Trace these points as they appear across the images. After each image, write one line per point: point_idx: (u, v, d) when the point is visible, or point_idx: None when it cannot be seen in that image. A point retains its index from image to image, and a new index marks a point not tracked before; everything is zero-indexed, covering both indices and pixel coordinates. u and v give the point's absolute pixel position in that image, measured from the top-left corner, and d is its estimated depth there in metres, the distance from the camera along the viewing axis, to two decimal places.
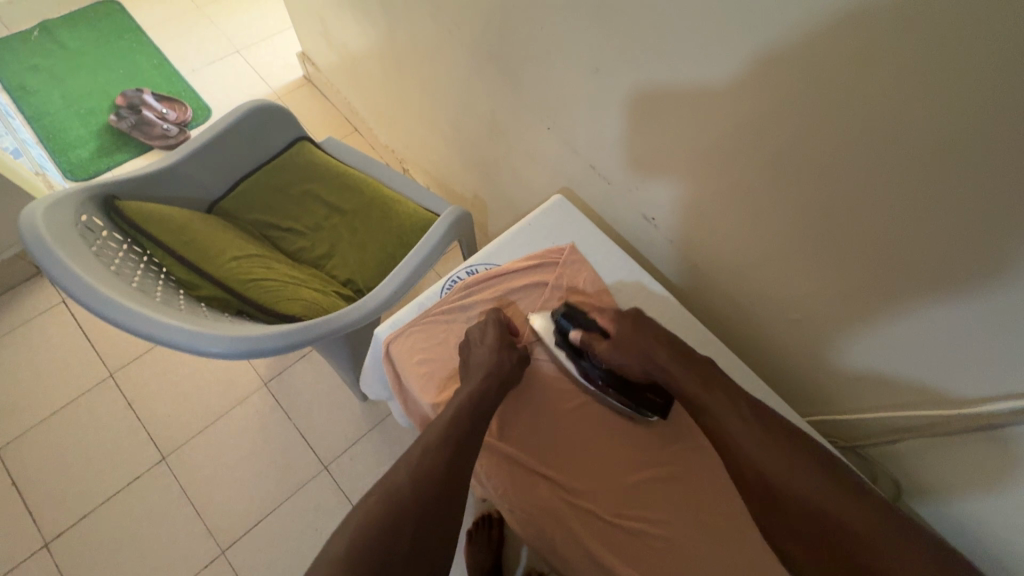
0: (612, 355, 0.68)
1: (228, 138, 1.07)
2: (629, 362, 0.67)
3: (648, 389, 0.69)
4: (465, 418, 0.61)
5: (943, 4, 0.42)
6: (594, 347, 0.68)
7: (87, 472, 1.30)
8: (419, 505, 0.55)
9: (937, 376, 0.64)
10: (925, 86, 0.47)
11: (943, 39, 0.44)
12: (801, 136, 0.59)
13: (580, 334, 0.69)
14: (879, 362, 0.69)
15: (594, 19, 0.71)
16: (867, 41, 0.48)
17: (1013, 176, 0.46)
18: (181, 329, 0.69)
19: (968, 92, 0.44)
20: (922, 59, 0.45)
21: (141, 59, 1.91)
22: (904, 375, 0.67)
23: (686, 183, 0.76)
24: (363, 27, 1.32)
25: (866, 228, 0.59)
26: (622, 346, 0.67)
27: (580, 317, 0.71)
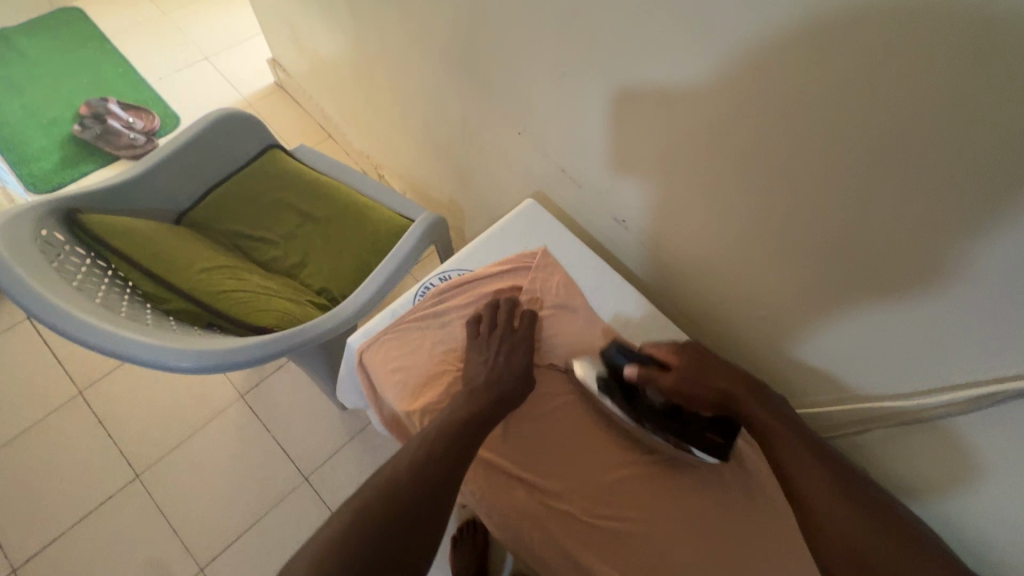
0: (679, 386, 0.65)
1: (194, 147, 1.06)
2: (696, 392, 0.64)
3: (709, 427, 0.67)
4: (454, 425, 0.61)
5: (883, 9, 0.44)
6: (656, 381, 0.66)
7: (57, 493, 1.27)
8: (412, 500, 0.53)
9: (901, 374, 0.66)
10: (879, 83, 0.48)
11: (894, 36, 0.45)
12: (763, 134, 0.60)
13: (636, 371, 0.67)
14: (838, 358, 0.72)
15: (560, 24, 0.72)
16: (823, 40, 0.49)
17: (954, 170, 0.48)
18: (147, 344, 0.68)
19: (917, 88, 0.46)
20: (869, 60, 0.48)
21: (105, 67, 1.86)
22: (868, 371, 0.69)
23: (654, 185, 0.78)
24: (333, 33, 1.31)
25: (828, 225, 0.61)
26: (688, 376, 0.65)
27: (634, 352, 0.70)
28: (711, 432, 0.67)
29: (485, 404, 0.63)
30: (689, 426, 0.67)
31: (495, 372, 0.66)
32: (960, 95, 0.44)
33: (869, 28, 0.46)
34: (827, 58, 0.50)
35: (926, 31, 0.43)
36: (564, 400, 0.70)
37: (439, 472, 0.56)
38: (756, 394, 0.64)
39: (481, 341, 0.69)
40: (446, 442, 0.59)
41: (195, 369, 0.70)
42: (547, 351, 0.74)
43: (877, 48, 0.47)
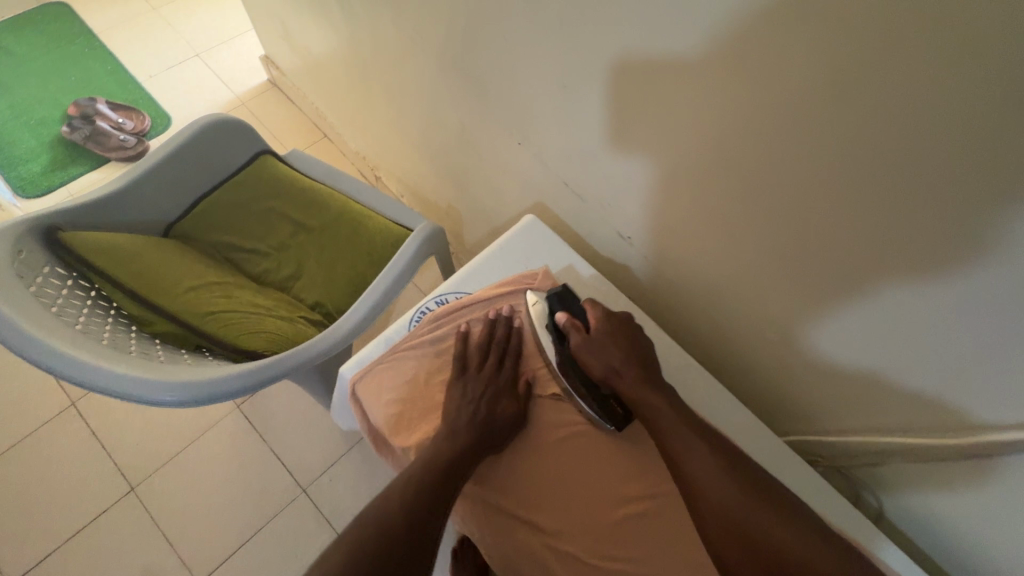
0: (585, 346, 0.67)
1: (181, 157, 1.02)
2: (594, 359, 0.67)
3: (615, 395, 0.67)
4: (443, 463, 0.58)
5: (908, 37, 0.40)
6: (571, 335, 0.69)
7: (50, 507, 1.24)
8: (389, 559, 0.49)
9: (914, 374, 0.60)
10: (900, 122, 0.44)
11: (918, 74, 0.41)
12: (773, 163, 0.56)
13: (564, 317, 0.70)
14: (846, 348, 0.64)
15: (560, 34, 0.68)
16: (839, 74, 0.45)
17: (985, 206, 0.43)
18: (127, 377, 0.64)
19: (941, 132, 0.42)
20: (890, 91, 0.43)
21: (94, 64, 1.81)
22: (877, 368, 0.63)
23: (660, 202, 0.74)
24: (325, 32, 1.26)
25: (842, 257, 0.57)
26: (596, 342, 0.67)
27: (571, 304, 0.72)
28: (615, 401, 0.67)
29: (477, 438, 0.61)
30: (592, 389, 0.67)
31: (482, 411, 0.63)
32: (992, 132, 0.39)
33: (889, 65, 0.42)
34: (842, 92, 0.46)
35: (956, 71, 0.39)
36: (570, 432, 0.66)
37: (423, 529, 0.53)
38: (651, 381, 0.65)
39: (475, 370, 0.67)
40: (433, 491, 0.56)
41: (179, 403, 0.67)
42: (551, 379, 0.70)
43: (899, 86, 0.42)
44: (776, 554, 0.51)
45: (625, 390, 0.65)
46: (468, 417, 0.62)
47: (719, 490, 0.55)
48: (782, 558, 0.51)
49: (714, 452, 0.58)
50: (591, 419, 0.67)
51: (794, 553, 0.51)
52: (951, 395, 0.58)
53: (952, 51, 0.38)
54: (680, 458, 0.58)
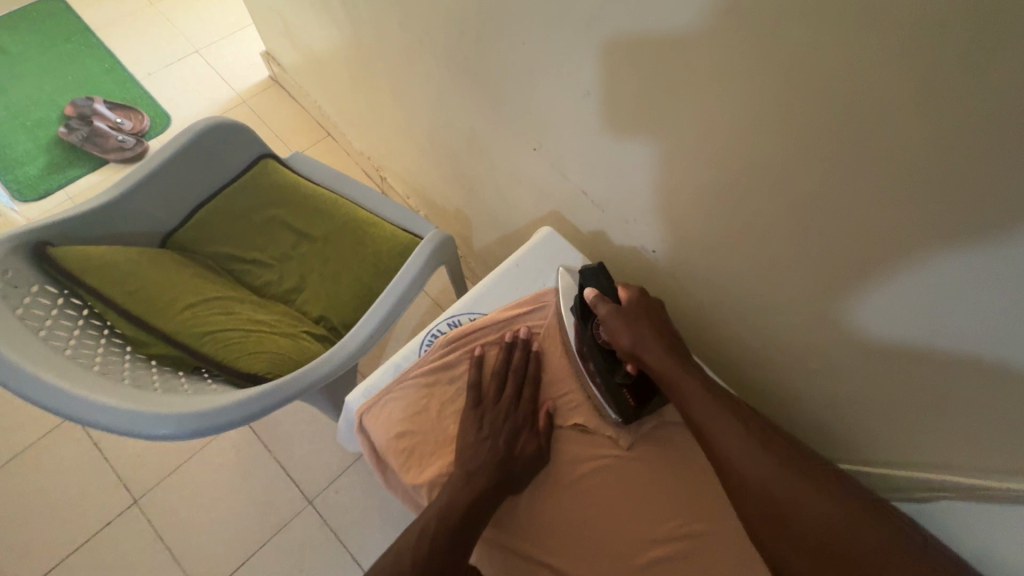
0: (615, 322, 0.63)
1: (179, 164, 0.97)
2: (625, 335, 0.63)
3: (628, 386, 0.64)
4: (462, 507, 0.55)
5: (1001, 49, 0.35)
6: (599, 309, 0.65)
7: (52, 520, 1.22)
8: None
9: (952, 349, 0.52)
10: (985, 143, 0.39)
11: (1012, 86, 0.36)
12: (829, 180, 0.51)
13: (593, 294, 0.65)
14: (891, 319, 0.56)
15: (581, 37, 0.63)
16: (919, 87, 0.40)
17: None
18: (119, 410, 0.60)
19: None
20: (974, 107, 0.38)
21: (92, 63, 1.76)
22: (930, 342, 0.54)
23: (689, 216, 0.69)
24: (328, 28, 1.21)
25: (899, 278, 0.52)
26: (628, 317, 0.63)
27: (604, 279, 0.67)
28: (629, 390, 0.64)
29: (496, 477, 0.58)
30: (614, 368, 0.65)
31: (494, 449, 0.59)
32: None
33: (988, 77, 0.37)
34: (926, 104, 0.40)
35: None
36: (593, 466, 0.63)
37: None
38: (684, 362, 0.62)
39: (490, 403, 0.64)
40: (446, 542, 0.52)
41: (176, 436, 0.63)
42: (573, 409, 0.66)
43: (999, 100, 0.37)
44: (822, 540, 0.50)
45: (653, 368, 0.62)
46: (486, 453, 0.59)
47: (758, 475, 0.54)
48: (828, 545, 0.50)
49: (753, 438, 0.56)
50: (597, 404, 0.66)
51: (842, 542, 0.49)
52: (996, 364, 0.49)
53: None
54: (711, 437, 0.57)
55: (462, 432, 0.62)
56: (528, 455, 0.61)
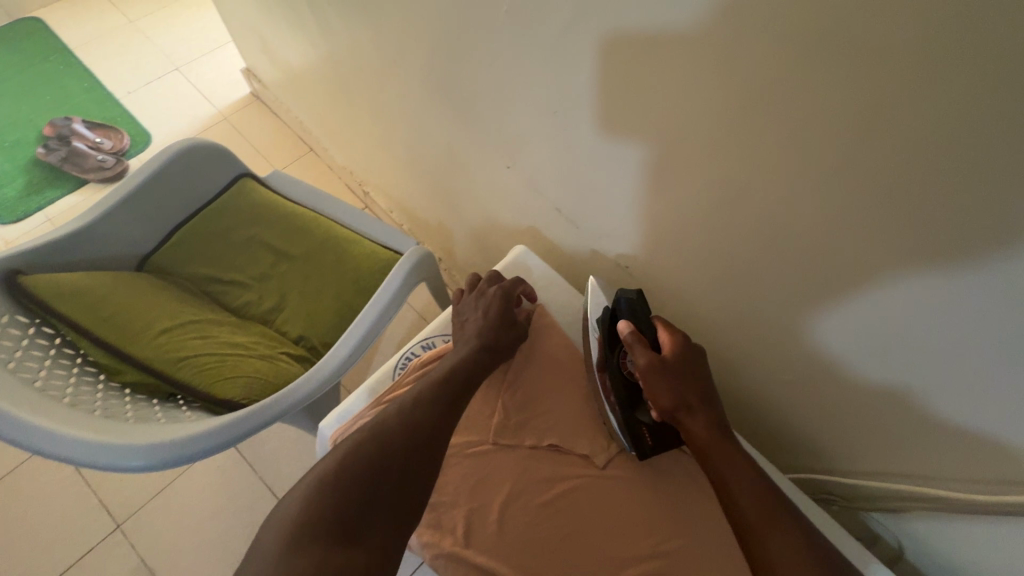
0: (651, 373, 0.61)
1: (156, 186, 0.97)
2: (664, 391, 0.60)
3: (649, 424, 0.64)
4: None
5: (930, 75, 0.37)
6: (636, 355, 0.62)
7: (33, 547, 1.20)
8: None
9: (919, 365, 0.54)
10: (924, 162, 0.41)
11: (941, 110, 0.38)
12: (789, 198, 0.52)
13: (629, 330, 0.63)
14: (856, 334, 0.57)
15: (547, 58, 0.64)
16: (860, 111, 0.42)
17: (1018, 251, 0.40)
18: (89, 442, 0.60)
19: (968, 172, 0.39)
20: (912, 131, 0.40)
21: (71, 82, 1.75)
22: (892, 358, 0.56)
23: (659, 231, 0.70)
24: (305, 47, 1.21)
25: (859, 292, 0.53)
26: (669, 372, 0.60)
27: (640, 314, 0.64)
28: (648, 429, 0.64)
29: None
30: (633, 406, 0.65)
31: None
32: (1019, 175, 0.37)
33: (931, 103, 0.38)
34: (874, 129, 0.42)
35: (1016, 111, 0.34)
36: (566, 485, 0.63)
37: None
38: (722, 428, 0.59)
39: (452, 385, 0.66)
40: None
41: (146, 467, 0.63)
42: (546, 429, 0.67)
43: (940, 122, 0.38)
44: None
45: (693, 430, 0.59)
46: None
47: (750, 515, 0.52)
48: None
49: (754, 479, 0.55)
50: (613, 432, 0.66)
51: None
52: (958, 374, 0.51)
53: (1005, 86, 0.34)
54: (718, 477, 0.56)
55: None
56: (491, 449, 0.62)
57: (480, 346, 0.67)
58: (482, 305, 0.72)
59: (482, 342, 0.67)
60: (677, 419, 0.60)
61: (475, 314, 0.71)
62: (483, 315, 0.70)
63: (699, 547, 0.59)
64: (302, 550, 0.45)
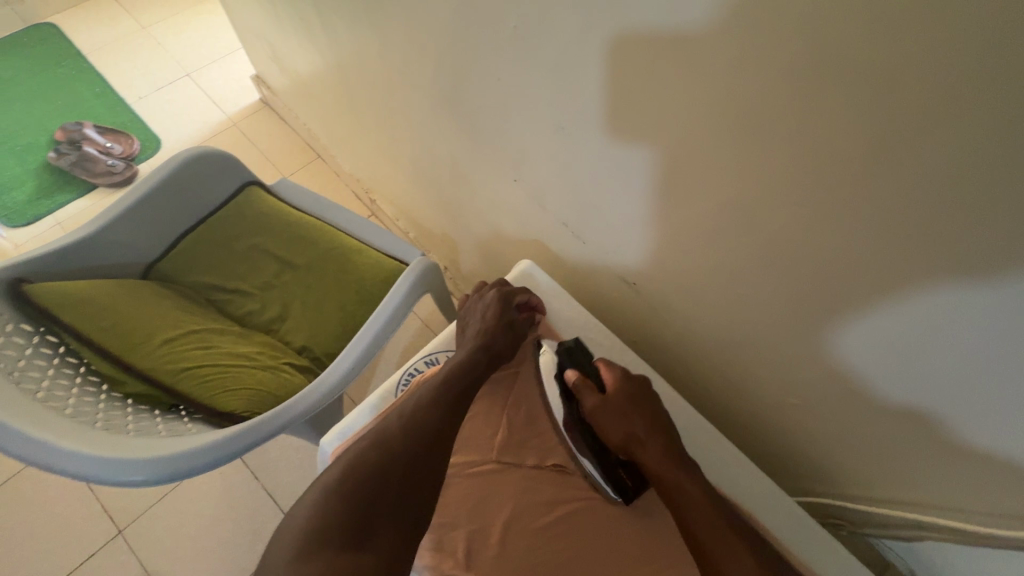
0: (598, 412, 0.63)
1: (162, 194, 0.97)
2: (613, 429, 0.63)
3: (623, 466, 0.63)
4: None
5: (941, 102, 0.36)
6: (584, 398, 0.65)
7: (35, 552, 1.19)
8: None
9: (932, 390, 0.53)
10: (938, 190, 0.40)
11: (953, 138, 0.37)
12: (800, 219, 0.51)
13: (575, 376, 0.67)
14: (870, 358, 0.56)
15: (553, 73, 0.63)
16: (870, 136, 0.41)
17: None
18: (88, 456, 0.59)
19: (983, 201, 0.38)
20: (923, 157, 0.39)
21: (83, 87, 1.77)
22: (907, 384, 0.54)
23: (666, 247, 0.69)
24: (312, 55, 1.21)
25: (876, 318, 0.52)
26: (613, 408, 0.63)
27: (584, 362, 0.69)
28: (625, 471, 0.63)
29: None
30: (604, 450, 0.64)
31: None
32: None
33: (942, 130, 0.37)
34: (888, 154, 0.41)
35: None
36: (570, 508, 0.62)
37: None
38: (676, 454, 0.59)
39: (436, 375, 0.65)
40: None
41: (145, 482, 0.62)
42: (550, 449, 0.67)
43: (951, 151, 0.38)
44: None
45: (647, 460, 0.59)
46: None
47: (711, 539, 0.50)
48: None
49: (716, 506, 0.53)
50: (596, 484, 0.63)
51: None
52: (974, 405, 0.50)
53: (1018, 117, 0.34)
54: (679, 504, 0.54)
55: None
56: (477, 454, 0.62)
57: (481, 345, 0.67)
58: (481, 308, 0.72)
59: (481, 343, 0.68)
60: (632, 454, 0.61)
61: (476, 318, 0.72)
62: (482, 317, 0.71)
63: None
64: (309, 558, 0.44)
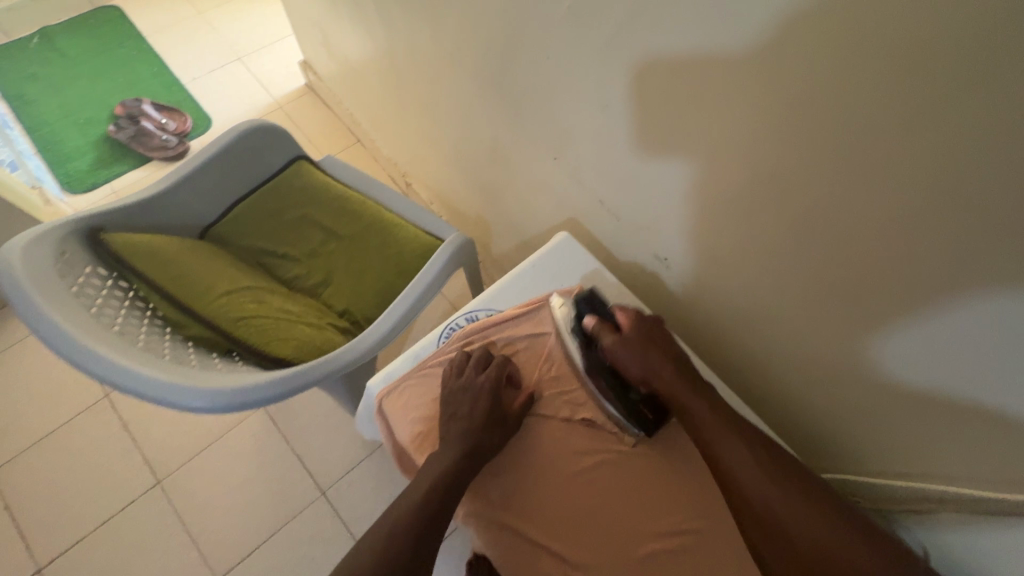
0: (617, 351, 0.67)
1: (221, 162, 1.04)
2: (631, 363, 0.66)
3: (645, 401, 0.68)
4: (444, 484, 0.59)
5: (971, 77, 0.39)
6: (602, 338, 0.68)
7: (80, 495, 1.27)
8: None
9: (972, 370, 0.53)
10: (964, 162, 0.43)
11: (982, 110, 0.40)
12: (830, 194, 0.54)
13: (593, 322, 0.69)
14: (907, 336, 0.56)
15: (602, 53, 0.67)
16: (901, 111, 0.44)
17: None
18: (160, 381, 0.65)
19: (1006, 172, 0.41)
20: (952, 130, 0.42)
21: (141, 67, 1.87)
22: (951, 363, 0.54)
23: (699, 224, 0.72)
24: (363, 41, 1.28)
25: (900, 292, 0.54)
26: (631, 344, 0.67)
27: (599, 305, 0.72)
28: (646, 404, 0.67)
29: (468, 448, 0.62)
30: (627, 389, 0.68)
31: (472, 438, 0.62)
32: None
33: (971, 103, 0.40)
34: (919, 128, 0.44)
35: None
36: (597, 459, 0.66)
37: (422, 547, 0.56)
38: (694, 381, 0.65)
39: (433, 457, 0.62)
40: (438, 505, 0.58)
41: (208, 409, 0.68)
42: (579, 404, 0.70)
43: (979, 123, 0.40)
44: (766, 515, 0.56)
45: (671, 391, 0.64)
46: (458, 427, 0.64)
47: (730, 457, 0.59)
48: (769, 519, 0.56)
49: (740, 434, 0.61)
50: (619, 421, 0.68)
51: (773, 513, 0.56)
52: (991, 379, 0.52)
53: None
54: (703, 431, 0.61)
55: (448, 414, 0.65)
56: (493, 446, 0.64)
57: (473, 447, 0.62)
58: (467, 401, 0.65)
59: (471, 448, 0.62)
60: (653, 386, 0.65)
61: (464, 408, 0.65)
62: (467, 413, 0.64)
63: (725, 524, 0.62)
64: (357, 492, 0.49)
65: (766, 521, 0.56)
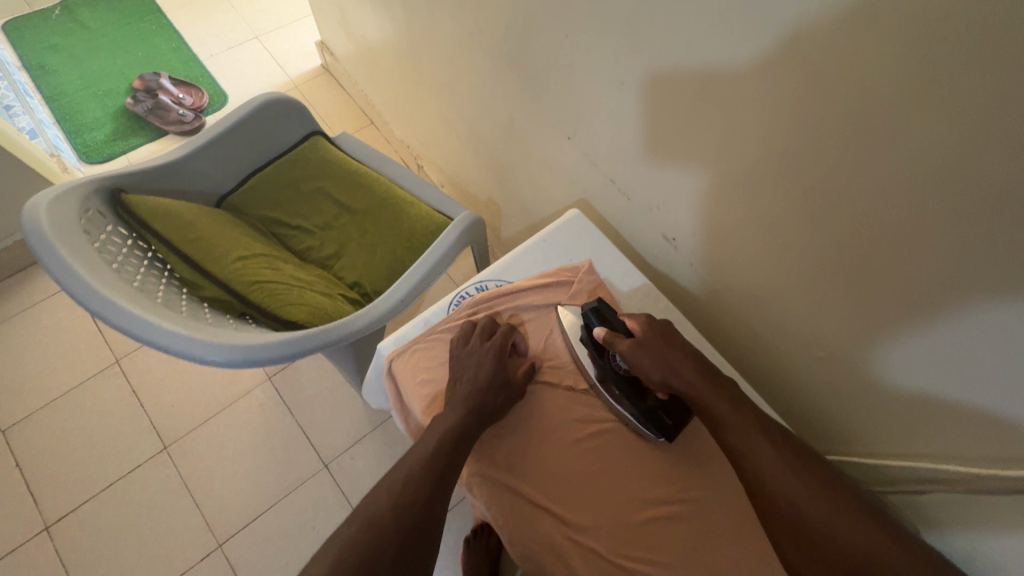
0: (634, 354, 0.64)
1: (239, 132, 1.05)
2: (650, 365, 0.64)
3: (663, 406, 0.67)
4: (451, 440, 0.61)
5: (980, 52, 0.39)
6: (615, 345, 0.66)
7: (88, 457, 1.30)
8: (403, 527, 0.55)
9: (951, 347, 0.55)
10: (971, 138, 0.43)
11: (990, 86, 0.40)
12: (838, 172, 0.55)
13: (604, 333, 0.67)
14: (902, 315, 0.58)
15: (620, 29, 0.68)
16: (912, 87, 0.45)
17: None
18: (177, 333, 0.67)
19: (1011, 148, 0.41)
20: (960, 106, 0.43)
21: (160, 42, 1.89)
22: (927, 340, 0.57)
23: (708, 203, 0.73)
24: (381, 21, 1.29)
25: (901, 272, 0.55)
26: (649, 348, 0.65)
27: (609, 316, 0.69)
28: (663, 408, 0.67)
29: (474, 407, 0.64)
30: (642, 395, 0.67)
31: (479, 398, 0.64)
32: None
33: (980, 78, 0.40)
34: (929, 104, 0.44)
35: None
36: (599, 428, 0.68)
37: (428, 497, 0.57)
38: (715, 380, 0.64)
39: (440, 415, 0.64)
40: (445, 460, 0.60)
41: (222, 363, 0.70)
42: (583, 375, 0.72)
43: (987, 99, 0.41)
44: (797, 513, 0.55)
45: (692, 389, 0.63)
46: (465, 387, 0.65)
47: (755, 452, 0.59)
48: (800, 516, 0.55)
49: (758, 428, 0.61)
50: (635, 426, 0.68)
51: (803, 508, 0.55)
52: (981, 359, 0.53)
53: None
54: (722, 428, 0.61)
55: (456, 374, 0.67)
56: (497, 407, 0.65)
57: (479, 405, 0.64)
58: (473, 363, 0.67)
59: (476, 406, 0.64)
60: (673, 387, 0.64)
61: (470, 368, 0.67)
62: (472, 374, 0.66)
63: (719, 497, 0.64)
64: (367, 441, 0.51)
65: (798, 518, 0.55)
